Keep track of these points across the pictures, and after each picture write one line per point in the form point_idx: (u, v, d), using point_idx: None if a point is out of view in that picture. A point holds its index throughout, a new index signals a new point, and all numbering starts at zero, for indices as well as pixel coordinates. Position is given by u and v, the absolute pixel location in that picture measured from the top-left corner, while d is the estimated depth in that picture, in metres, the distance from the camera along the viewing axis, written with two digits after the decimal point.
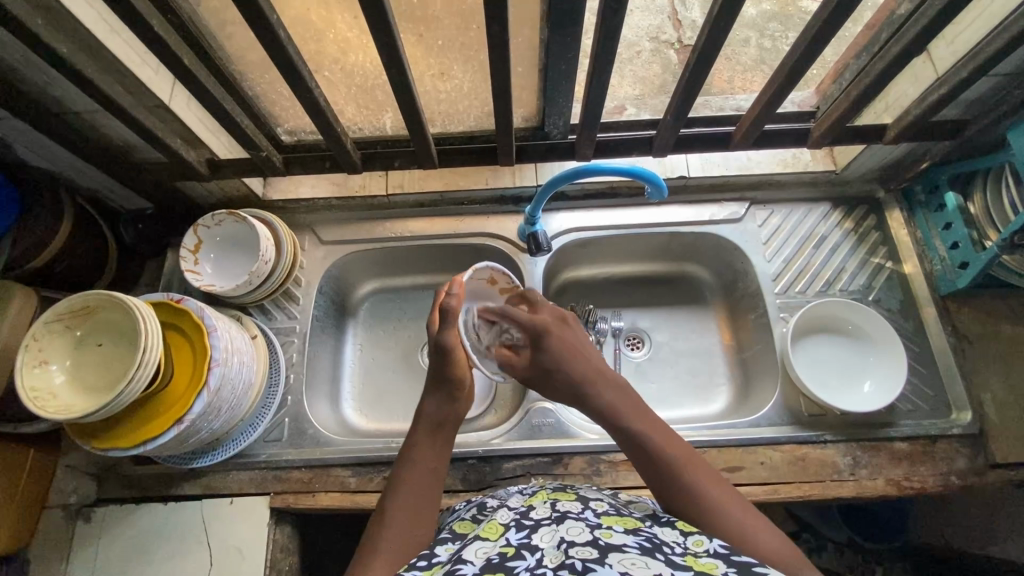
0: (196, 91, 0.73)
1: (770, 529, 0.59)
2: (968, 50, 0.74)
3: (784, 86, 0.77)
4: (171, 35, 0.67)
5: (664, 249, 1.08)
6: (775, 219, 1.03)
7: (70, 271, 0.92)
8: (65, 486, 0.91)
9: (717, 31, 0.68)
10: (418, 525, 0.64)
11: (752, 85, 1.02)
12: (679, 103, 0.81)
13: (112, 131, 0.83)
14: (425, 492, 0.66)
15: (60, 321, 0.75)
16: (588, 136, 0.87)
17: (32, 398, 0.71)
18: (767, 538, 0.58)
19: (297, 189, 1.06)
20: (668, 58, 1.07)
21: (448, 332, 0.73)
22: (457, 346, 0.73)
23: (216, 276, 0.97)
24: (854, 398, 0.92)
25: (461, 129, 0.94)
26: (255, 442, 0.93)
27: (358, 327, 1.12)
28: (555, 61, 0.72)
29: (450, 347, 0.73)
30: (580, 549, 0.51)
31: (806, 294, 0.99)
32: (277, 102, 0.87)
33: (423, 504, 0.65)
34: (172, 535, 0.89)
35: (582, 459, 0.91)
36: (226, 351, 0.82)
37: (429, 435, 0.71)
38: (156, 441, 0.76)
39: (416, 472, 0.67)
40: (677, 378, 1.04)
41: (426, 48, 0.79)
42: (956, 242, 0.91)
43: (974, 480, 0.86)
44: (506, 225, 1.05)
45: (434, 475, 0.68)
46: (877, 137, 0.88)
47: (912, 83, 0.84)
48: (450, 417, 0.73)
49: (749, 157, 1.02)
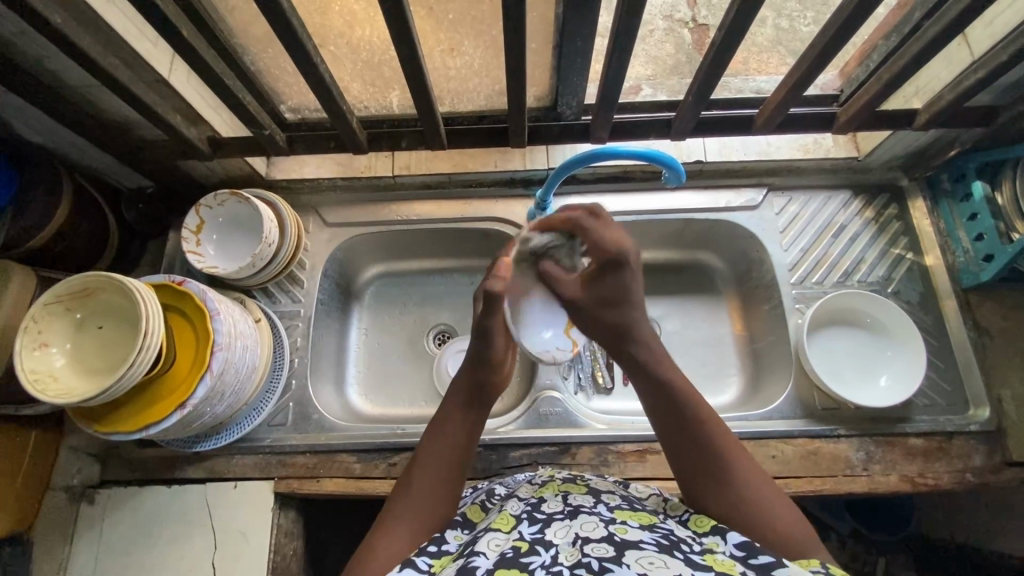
0: (198, 66, 0.70)
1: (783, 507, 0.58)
2: (1009, 31, 0.71)
3: (811, 68, 0.73)
4: (171, 6, 0.64)
5: (678, 235, 1.05)
6: (793, 207, 1.00)
7: (70, 251, 0.90)
8: (67, 468, 0.91)
9: (745, 10, 0.64)
10: (444, 504, 0.63)
11: (768, 66, 0.99)
12: (700, 84, 0.77)
13: (111, 107, 0.80)
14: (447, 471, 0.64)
15: (59, 303, 0.73)
16: (604, 118, 0.84)
17: (32, 380, 0.69)
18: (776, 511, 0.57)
19: (301, 168, 1.03)
20: (682, 38, 1.02)
21: (493, 316, 0.68)
22: (498, 331, 0.69)
23: (218, 258, 0.95)
24: (869, 392, 0.90)
25: (471, 108, 0.90)
26: (260, 426, 0.93)
27: (363, 312, 1.10)
28: (571, 37, 0.68)
29: (493, 329, 0.69)
30: (596, 547, 0.50)
31: (823, 285, 0.96)
32: (281, 79, 0.84)
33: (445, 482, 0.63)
34: (176, 518, 0.88)
35: (590, 449, 0.89)
36: (229, 336, 0.80)
37: (458, 411, 0.68)
38: (159, 426, 0.74)
39: (443, 450, 0.65)
40: (688, 368, 1.03)
41: (436, 23, 0.76)
42: (981, 234, 0.89)
43: (990, 477, 0.85)
44: (515, 210, 1.03)
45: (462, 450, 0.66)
46: (904, 123, 0.85)
47: (945, 66, 0.81)
48: (485, 398, 0.69)
49: (768, 141, 0.99)
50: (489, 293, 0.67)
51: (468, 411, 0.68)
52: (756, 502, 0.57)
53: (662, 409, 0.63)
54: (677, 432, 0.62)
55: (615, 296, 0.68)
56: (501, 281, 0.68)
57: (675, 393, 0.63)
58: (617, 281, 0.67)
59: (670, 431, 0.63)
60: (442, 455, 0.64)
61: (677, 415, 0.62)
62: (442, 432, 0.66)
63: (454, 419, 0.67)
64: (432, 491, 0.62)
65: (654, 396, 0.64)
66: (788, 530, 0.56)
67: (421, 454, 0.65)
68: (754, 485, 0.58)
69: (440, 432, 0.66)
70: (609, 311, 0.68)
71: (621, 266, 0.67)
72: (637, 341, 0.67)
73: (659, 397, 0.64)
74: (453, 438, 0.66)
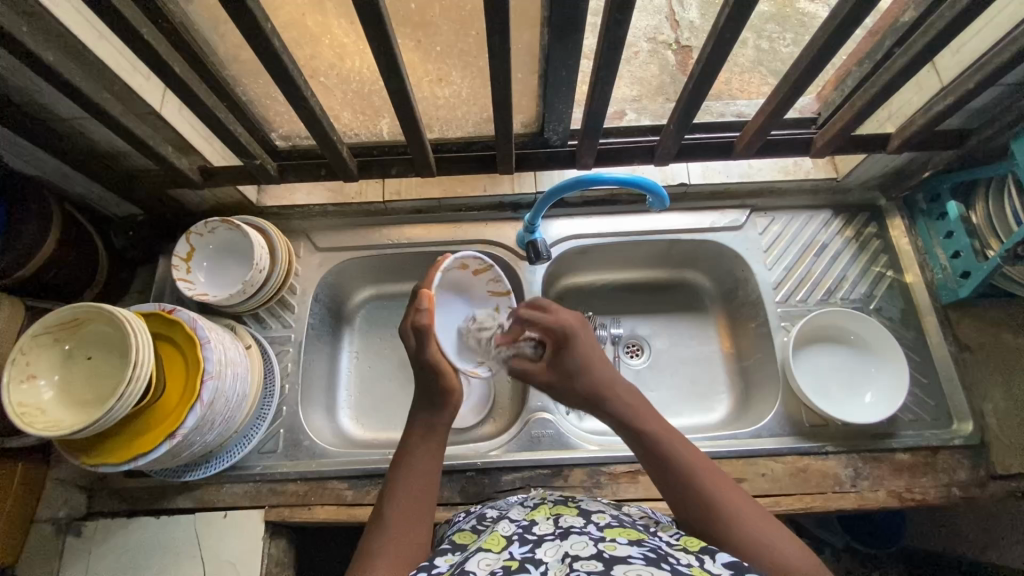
0: (189, 99, 0.71)
1: (781, 536, 0.58)
2: (974, 60, 0.74)
3: (787, 96, 0.76)
4: (162, 43, 0.65)
5: (664, 255, 1.07)
6: (775, 226, 1.02)
7: (59, 280, 0.90)
8: (54, 500, 0.90)
9: (722, 44, 0.67)
10: (418, 526, 0.63)
11: (750, 89, 1.02)
12: (682, 112, 0.80)
13: (102, 138, 0.80)
14: (418, 493, 0.66)
15: (48, 334, 0.72)
16: (589, 144, 0.86)
17: (20, 414, 0.69)
18: (776, 542, 0.57)
19: (292, 195, 1.04)
20: (666, 59, 1.07)
21: (428, 348, 0.72)
22: (440, 358, 0.73)
23: (209, 285, 0.95)
24: (854, 409, 0.92)
25: (461, 134, 0.92)
26: (250, 453, 0.92)
27: (354, 336, 1.10)
28: (555, 67, 0.70)
29: (436, 361, 0.73)
30: (585, 563, 0.51)
31: (806, 303, 0.98)
32: (272, 108, 0.85)
33: (420, 503, 0.65)
34: (165, 549, 0.87)
35: (582, 471, 0.90)
36: (220, 364, 0.80)
37: (422, 440, 0.70)
38: (148, 457, 0.74)
39: (410, 476, 0.67)
40: (678, 386, 1.04)
41: (424, 54, 0.78)
42: (957, 251, 0.91)
43: (976, 491, 0.86)
44: (504, 232, 1.04)
45: (428, 471, 0.68)
46: (879, 146, 0.87)
47: (916, 91, 0.84)
48: (443, 424, 0.72)
49: (750, 164, 1.01)
50: (419, 327, 0.73)
51: (430, 436, 0.71)
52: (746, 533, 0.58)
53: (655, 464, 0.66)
54: (678, 489, 0.63)
55: (572, 369, 0.73)
56: (428, 312, 0.73)
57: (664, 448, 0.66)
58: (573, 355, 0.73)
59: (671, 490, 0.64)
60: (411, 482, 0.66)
61: (665, 469, 0.65)
62: (408, 461, 0.68)
63: (416, 449, 0.69)
64: (404, 516, 0.63)
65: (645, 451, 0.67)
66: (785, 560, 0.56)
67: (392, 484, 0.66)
68: (748, 521, 0.59)
69: (406, 461, 0.68)
70: (578, 381, 0.73)
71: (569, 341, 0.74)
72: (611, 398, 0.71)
73: (652, 457, 0.67)
74: (419, 465, 0.68)
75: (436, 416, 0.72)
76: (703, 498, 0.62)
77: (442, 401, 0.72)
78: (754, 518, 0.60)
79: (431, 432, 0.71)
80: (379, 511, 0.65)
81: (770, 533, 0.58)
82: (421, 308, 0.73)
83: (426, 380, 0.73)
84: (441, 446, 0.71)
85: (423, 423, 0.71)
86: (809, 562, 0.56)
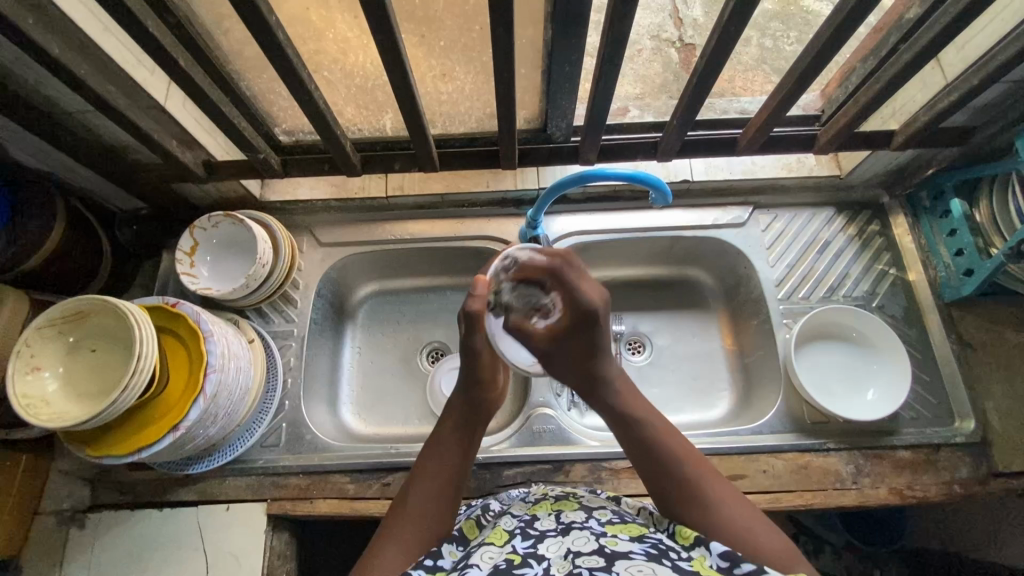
0: (193, 93, 0.72)
1: (766, 526, 0.58)
2: (979, 57, 0.74)
3: (791, 92, 0.75)
4: (167, 36, 0.66)
5: (666, 253, 1.07)
6: (778, 224, 1.02)
7: (64, 273, 0.90)
8: (58, 492, 0.90)
9: (725, 41, 0.67)
10: (442, 514, 0.64)
11: (752, 86, 1.02)
12: (685, 107, 0.79)
13: (106, 132, 0.81)
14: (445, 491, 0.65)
15: (53, 326, 0.73)
16: (592, 140, 0.86)
17: (24, 405, 0.69)
18: (760, 535, 0.57)
19: (295, 190, 1.04)
20: (669, 57, 1.06)
21: (476, 336, 0.72)
22: (485, 350, 0.72)
23: (213, 279, 0.95)
24: (857, 406, 0.91)
25: (463, 130, 0.92)
26: (253, 447, 0.92)
27: (356, 331, 1.10)
28: (559, 63, 0.70)
29: (480, 348, 0.72)
30: (587, 558, 0.51)
31: (809, 300, 0.98)
32: (275, 103, 0.85)
33: (445, 500, 0.65)
34: (168, 541, 0.87)
35: (584, 466, 0.90)
36: (223, 357, 0.80)
37: (454, 431, 0.69)
38: (151, 449, 0.74)
39: (439, 470, 0.66)
40: (679, 383, 1.04)
41: (427, 49, 0.78)
42: (960, 249, 0.91)
43: (977, 489, 0.86)
44: (506, 229, 1.04)
45: (459, 469, 0.67)
46: (884, 142, 0.87)
47: (920, 88, 0.84)
48: (480, 420, 0.72)
49: (753, 161, 1.01)
50: (469, 313, 0.71)
51: (465, 430, 0.70)
52: (735, 530, 0.58)
53: (645, 454, 0.65)
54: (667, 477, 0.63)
55: (584, 349, 0.69)
56: (482, 299, 0.72)
57: (648, 438, 0.65)
58: (590, 337, 0.68)
59: (659, 490, 0.63)
60: (441, 471, 0.66)
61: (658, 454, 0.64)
62: (439, 449, 0.68)
63: (450, 440, 0.69)
64: (429, 508, 0.63)
65: (633, 442, 0.67)
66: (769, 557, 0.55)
67: (418, 475, 0.66)
68: (736, 511, 0.59)
69: (438, 449, 0.68)
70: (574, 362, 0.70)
71: (597, 321, 0.68)
72: (609, 381, 0.70)
73: (638, 446, 0.66)
74: (450, 459, 0.67)
75: (475, 411, 0.71)
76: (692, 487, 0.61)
77: (481, 394, 0.72)
78: (740, 509, 0.60)
79: (469, 425, 0.70)
80: (400, 501, 0.65)
81: (755, 525, 0.58)
82: (475, 293, 0.72)
83: (471, 369, 0.73)
84: (472, 442, 0.70)
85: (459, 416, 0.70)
86: (791, 551, 0.57)
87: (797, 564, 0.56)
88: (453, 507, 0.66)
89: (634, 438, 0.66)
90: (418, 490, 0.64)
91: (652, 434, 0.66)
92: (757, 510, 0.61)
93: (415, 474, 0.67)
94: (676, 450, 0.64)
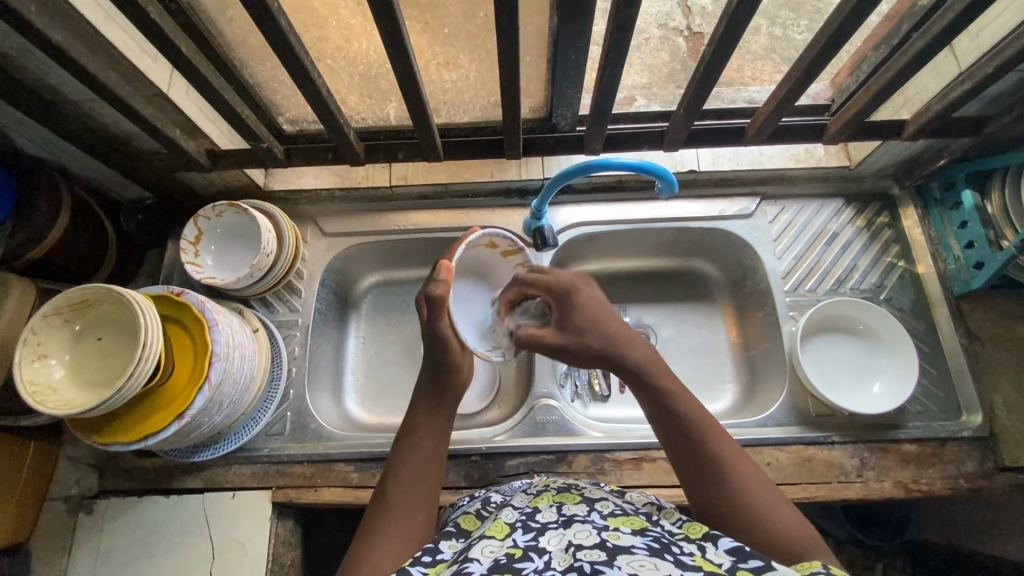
0: (197, 82, 0.71)
1: (790, 514, 0.58)
2: (993, 45, 0.72)
3: (801, 81, 0.74)
4: (169, 24, 0.65)
5: (672, 244, 1.07)
6: (786, 215, 1.01)
7: (69, 261, 0.90)
8: (67, 478, 0.91)
9: (733, 28, 0.66)
10: (425, 510, 0.64)
11: (761, 75, 1.00)
12: (692, 97, 0.78)
13: (110, 120, 0.81)
14: (423, 478, 0.66)
15: (59, 314, 0.73)
16: (598, 130, 0.85)
17: (31, 392, 0.70)
18: (786, 522, 0.57)
19: (300, 180, 1.04)
20: (677, 46, 1.05)
21: (441, 320, 0.70)
22: (449, 334, 0.70)
23: (217, 268, 0.95)
24: (863, 399, 0.91)
25: (467, 119, 0.91)
26: (258, 435, 0.93)
27: (361, 320, 1.11)
28: (565, 50, 0.69)
29: (444, 334, 0.70)
30: (588, 552, 0.51)
31: (815, 292, 0.97)
32: (278, 91, 0.85)
33: (423, 488, 0.65)
34: (174, 527, 0.88)
35: (587, 457, 0.90)
36: (227, 347, 0.81)
37: (425, 417, 0.70)
38: (157, 437, 0.75)
39: (414, 459, 0.66)
40: (683, 374, 1.03)
41: (432, 36, 0.77)
42: (971, 241, 0.90)
43: (983, 484, 0.85)
44: (511, 219, 1.04)
45: (434, 454, 0.67)
46: (894, 132, 0.86)
47: (933, 77, 0.82)
48: (451, 403, 0.71)
49: (761, 151, 1.00)
50: (433, 297, 0.69)
51: (436, 414, 0.70)
52: (753, 507, 0.58)
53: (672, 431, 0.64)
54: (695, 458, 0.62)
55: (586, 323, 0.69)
56: (446, 283, 0.70)
57: (678, 413, 0.64)
58: (580, 309, 0.70)
59: (681, 460, 0.63)
60: (420, 465, 0.66)
61: (684, 433, 0.63)
62: (416, 443, 0.68)
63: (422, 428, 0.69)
64: (409, 498, 0.64)
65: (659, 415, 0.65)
66: (785, 536, 0.56)
67: (394, 466, 0.66)
68: (762, 498, 0.59)
69: (412, 438, 0.68)
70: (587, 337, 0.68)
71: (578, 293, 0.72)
72: (625, 352, 0.67)
73: (666, 421, 0.64)
74: (424, 446, 0.67)
75: (443, 396, 0.71)
76: (718, 472, 0.61)
77: (449, 378, 0.71)
78: (766, 496, 0.59)
79: (438, 410, 0.70)
80: (381, 493, 0.65)
81: (779, 512, 0.58)
82: (439, 277, 0.70)
83: (434, 354, 0.71)
84: (447, 425, 0.70)
85: (427, 403, 0.70)
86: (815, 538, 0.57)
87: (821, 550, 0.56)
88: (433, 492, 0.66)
89: (660, 412, 0.65)
90: (397, 482, 0.65)
91: (678, 410, 0.64)
92: (780, 493, 0.60)
93: (391, 465, 0.67)
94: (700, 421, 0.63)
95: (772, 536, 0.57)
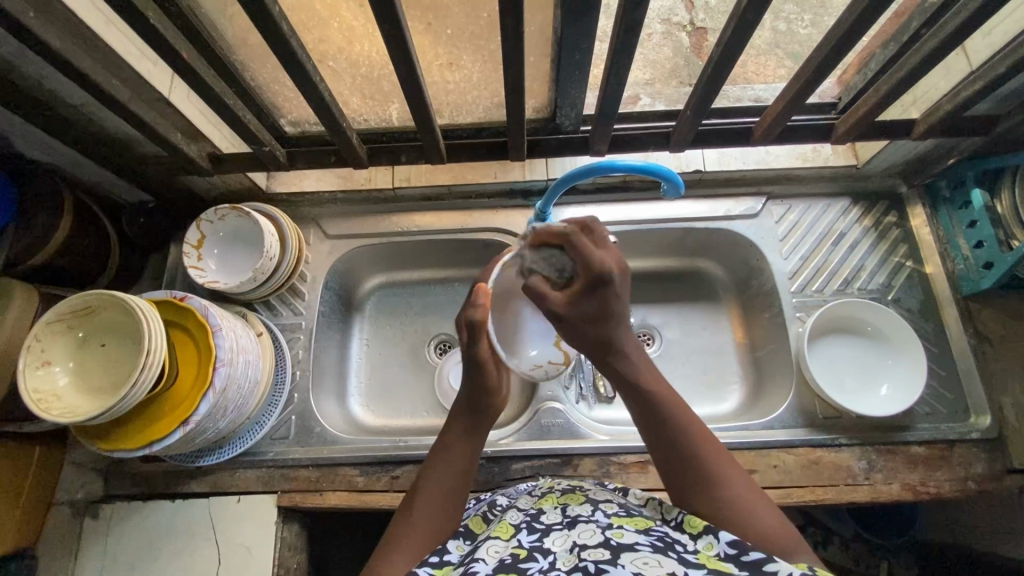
0: (198, 86, 0.71)
1: (771, 511, 0.59)
2: (1006, 43, 0.71)
3: (810, 81, 0.73)
4: (170, 28, 0.65)
5: (677, 244, 1.06)
6: (792, 215, 1.00)
7: (72, 266, 0.90)
8: (71, 484, 0.91)
9: (741, 30, 0.65)
10: (447, 519, 0.64)
11: (765, 70, 0.98)
12: (700, 97, 0.77)
13: (111, 125, 0.80)
14: (451, 494, 0.66)
15: (62, 321, 0.73)
16: (603, 130, 0.84)
17: (36, 400, 0.70)
18: (767, 519, 0.58)
19: (302, 182, 1.04)
20: (680, 40, 1.03)
21: (479, 345, 0.72)
22: (487, 359, 0.73)
23: (219, 272, 0.95)
24: (871, 401, 0.90)
25: (471, 119, 0.90)
26: (262, 440, 0.93)
27: (364, 323, 1.10)
28: (569, 51, 0.68)
29: (485, 358, 0.73)
30: (592, 552, 0.51)
31: (823, 293, 0.96)
32: (280, 93, 0.84)
33: (449, 503, 0.65)
34: (180, 532, 0.88)
35: (593, 460, 0.89)
36: (231, 351, 0.80)
37: (461, 435, 0.71)
38: (162, 442, 0.75)
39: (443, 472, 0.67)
40: (688, 376, 1.03)
41: (434, 37, 0.76)
42: (980, 241, 0.89)
43: (992, 486, 0.85)
44: (514, 220, 1.03)
45: (465, 472, 0.68)
46: (903, 132, 0.85)
47: (943, 75, 0.81)
48: (483, 425, 0.72)
49: (768, 151, 0.99)
50: (472, 322, 0.72)
51: (471, 434, 0.71)
52: (734, 503, 0.59)
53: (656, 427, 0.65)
54: (674, 451, 0.63)
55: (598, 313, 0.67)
56: (483, 308, 0.73)
57: (660, 407, 0.66)
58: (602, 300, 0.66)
59: (662, 459, 0.64)
60: (448, 478, 0.67)
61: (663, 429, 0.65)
62: (446, 455, 0.69)
63: (454, 445, 0.70)
64: (435, 507, 0.64)
65: (642, 409, 0.67)
66: (771, 533, 0.57)
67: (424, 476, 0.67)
68: (742, 496, 0.60)
69: (444, 453, 0.69)
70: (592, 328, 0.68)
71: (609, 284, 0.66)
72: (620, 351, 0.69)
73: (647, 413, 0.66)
74: (456, 463, 0.68)
75: (479, 416, 0.72)
76: (696, 466, 0.62)
77: (485, 400, 0.73)
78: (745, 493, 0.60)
79: (472, 430, 0.71)
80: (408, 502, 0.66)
81: (759, 509, 0.59)
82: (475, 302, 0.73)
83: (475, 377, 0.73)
84: (478, 446, 0.71)
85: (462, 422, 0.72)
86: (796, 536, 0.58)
87: (803, 548, 0.56)
88: (459, 507, 0.66)
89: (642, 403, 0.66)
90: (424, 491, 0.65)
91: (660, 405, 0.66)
92: (763, 492, 0.61)
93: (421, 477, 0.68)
94: (684, 417, 0.65)
95: (751, 531, 0.57)
